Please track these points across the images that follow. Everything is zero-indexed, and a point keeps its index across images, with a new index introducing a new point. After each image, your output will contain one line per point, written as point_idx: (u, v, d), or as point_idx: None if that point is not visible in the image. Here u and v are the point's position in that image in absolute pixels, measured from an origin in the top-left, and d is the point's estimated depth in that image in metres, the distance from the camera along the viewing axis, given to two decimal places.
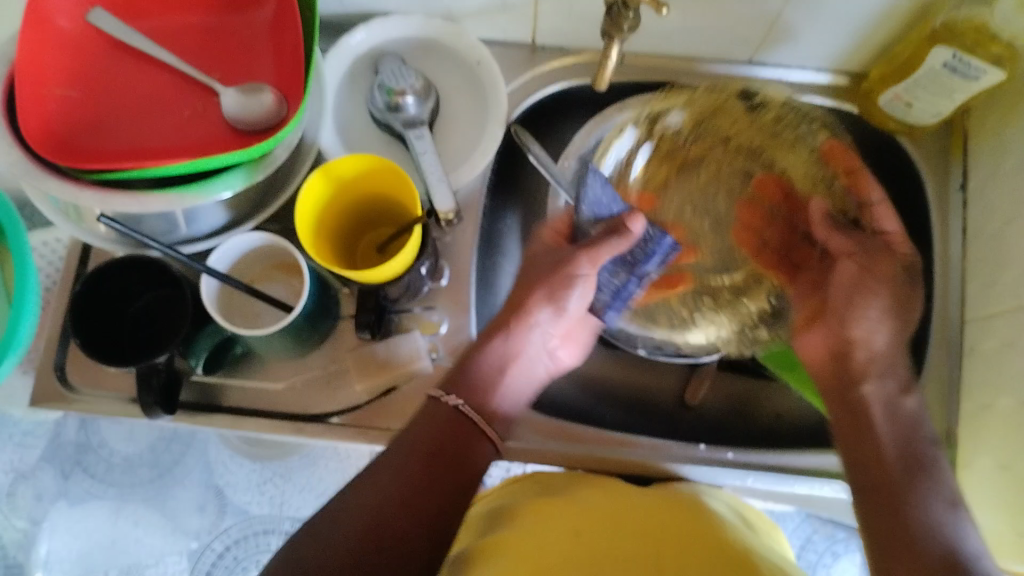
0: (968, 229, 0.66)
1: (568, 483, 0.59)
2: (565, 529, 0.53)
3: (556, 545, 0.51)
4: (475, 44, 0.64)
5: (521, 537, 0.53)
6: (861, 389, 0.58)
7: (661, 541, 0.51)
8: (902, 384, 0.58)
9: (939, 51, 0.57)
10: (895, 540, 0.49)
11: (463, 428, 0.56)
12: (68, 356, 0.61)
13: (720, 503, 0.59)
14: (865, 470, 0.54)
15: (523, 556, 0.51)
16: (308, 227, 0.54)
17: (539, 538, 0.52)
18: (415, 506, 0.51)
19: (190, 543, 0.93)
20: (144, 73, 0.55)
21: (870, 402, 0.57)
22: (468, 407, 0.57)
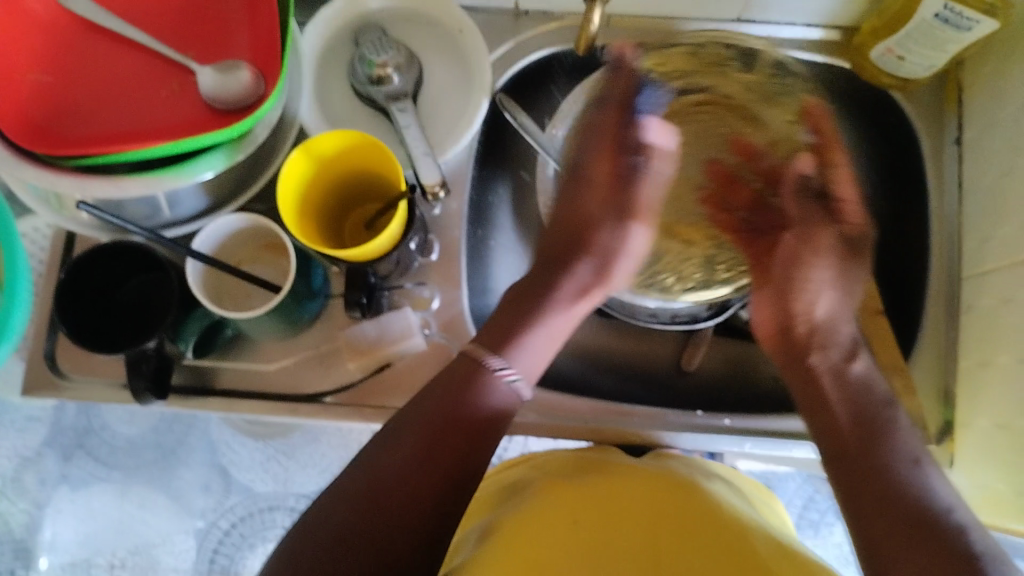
0: (963, 184, 0.64)
1: (581, 467, 0.57)
2: (563, 516, 0.52)
3: (557, 525, 0.51)
4: (457, 12, 0.63)
5: (516, 519, 0.52)
6: (809, 361, 0.56)
7: (662, 532, 0.50)
8: (846, 352, 0.56)
9: (931, 2, 0.55)
10: (885, 502, 0.46)
11: (479, 415, 0.51)
12: (57, 346, 0.60)
13: (719, 485, 0.57)
14: (828, 437, 0.51)
15: (513, 547, 0.50)
16: (290, 205, 0.53)
17: (536, 523, 0.51)
18: (434, 461, 0.49)
19: (197, 522, 0.97)
20: (121, 54, 0.53)
21: (819, 373, 0.55)
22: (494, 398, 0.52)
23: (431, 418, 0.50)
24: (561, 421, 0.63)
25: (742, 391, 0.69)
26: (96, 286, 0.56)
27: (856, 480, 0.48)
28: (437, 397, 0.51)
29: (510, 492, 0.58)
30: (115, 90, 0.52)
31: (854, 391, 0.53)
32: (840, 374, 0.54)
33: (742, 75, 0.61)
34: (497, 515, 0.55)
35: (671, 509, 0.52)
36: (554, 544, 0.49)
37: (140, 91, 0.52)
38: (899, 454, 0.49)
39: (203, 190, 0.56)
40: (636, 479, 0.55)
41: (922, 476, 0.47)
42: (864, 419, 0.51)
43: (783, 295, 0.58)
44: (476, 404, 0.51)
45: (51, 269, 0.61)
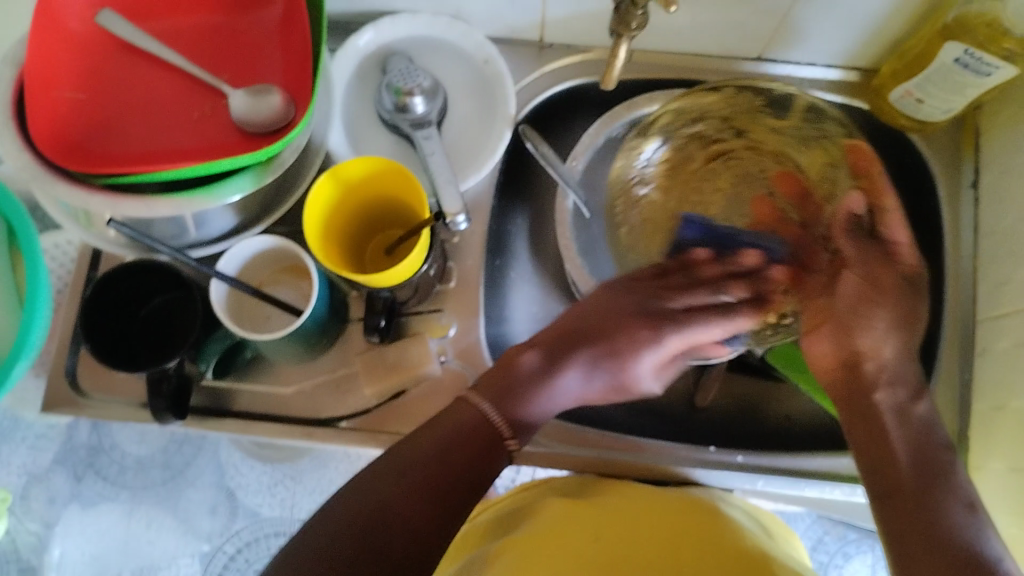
0: (980, 227, 0.64)
1: (598, 489, 0.59)
2: (585, 533, 0.52)
3: (567, 548, 0.51)
4: (483, 43, 0.64)
5: (538, 533, 0.53)
6: (873, 397, 0.55)
7: (687, 554, 0.51)
8: (913, 391, 0.55)
9: (952, 47, 0.56)
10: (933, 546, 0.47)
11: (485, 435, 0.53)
12: (79, 363, 0.61)
13: (736, 509, 0.58)
14: (879, 476, 0.52)
15: (535, 559, 0.50)
16: (315, 228, 0.54)
17: (558, 538, 0.52)
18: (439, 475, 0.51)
19: (203, 544, 0.97)
20: (155, 76, 0.54)
21: (882, 410, 0.54)
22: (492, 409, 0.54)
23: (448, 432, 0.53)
24: (575, 451, 0.63)
25: (756, 427, 0.69)
26: (120, 304, 0.56)
27: (899, 525, 0.49)
28: (448, 423, 0.53)
29: (519, 517, 0.57)
30: (148, 110, 0.53)
31: (920, 430, 0.53)
32: (903, 413, 0.54)
33: (778, 121, 0.62)
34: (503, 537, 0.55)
35: (695, 531, 0.53)
36: (563, 562, 0.50)
37: (172, 112, 0.53)
38: (956, 496, 0.49)
39: (229, 211, 0.57)
40: (657, 500, 0.56)
41: (975, 522, 0.48)
42: (922, 463, 0.51)
43: (844, 339, 0.56)
44: (489, 418, 0.54)
45: (75, 286, 0.62)
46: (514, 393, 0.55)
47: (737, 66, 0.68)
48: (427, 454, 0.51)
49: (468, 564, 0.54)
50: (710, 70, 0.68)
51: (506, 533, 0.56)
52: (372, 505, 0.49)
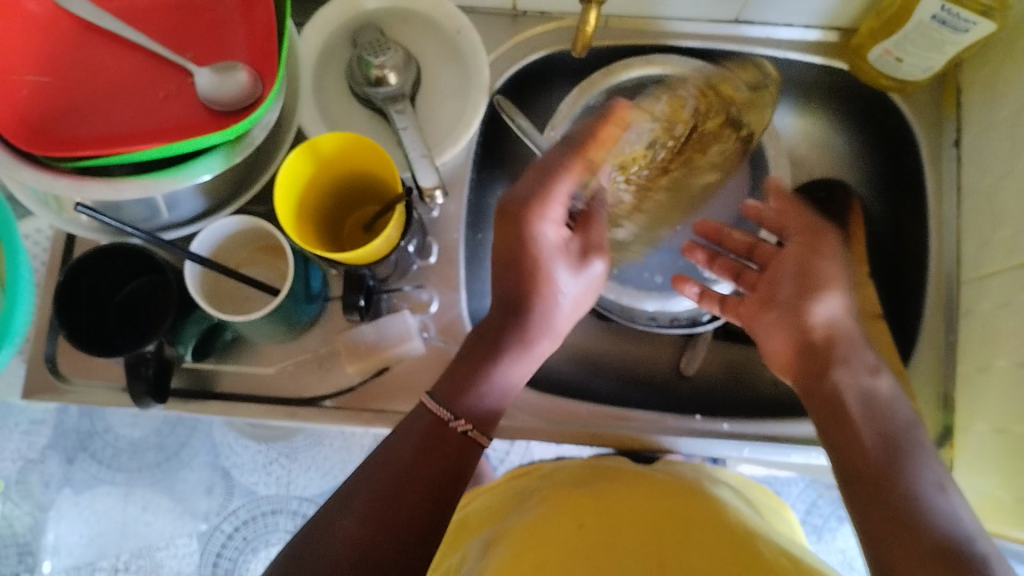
0: (962, 186, 0.64)
1: (589, 479, 0.58)
2: (569, 521, 0.52)
3: (558, 535, 0.50)
4: (456, 13, 0.63)
5: (525, 525, 0.52)
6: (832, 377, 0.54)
7: (668, 536, 0.50)
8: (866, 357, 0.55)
9: (928, 4, 0.55)
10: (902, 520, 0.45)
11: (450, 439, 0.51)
12: (57, 348, 0.61)
13: (726, 490, 0.57)
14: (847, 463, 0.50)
15: (522, 550, 0.49)
16: (288, 206, 0.54)
17: (545, 526, 0.51)
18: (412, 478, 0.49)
19: (201, 524, 0.97)
20: (119, 57, 0.53)
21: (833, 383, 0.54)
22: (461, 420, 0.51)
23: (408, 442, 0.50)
24: (561, 426, 0.63)
25: (743, 393, 0.69)
26: (93, 290, 0.56)
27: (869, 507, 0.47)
28: (402, 430, 0.51)
29: (512, 505, 0.57)
30: (114, 92, 0.52)
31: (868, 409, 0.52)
32: (859, 388, 0.54)
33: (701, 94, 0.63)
34: (496, 528, 0.55)
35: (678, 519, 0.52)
36: (553, 547, 0.49)
37: (137, 92, 0.52)
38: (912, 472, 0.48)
39: (201, 192, 0.56)
40: (645, 489, 0.55)
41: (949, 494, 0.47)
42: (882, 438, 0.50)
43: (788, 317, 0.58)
44: (443, 420, 0.51)
45: (53, 272, 0.62)
46: (472, 367, 0.53)
47: (715, 29, 0.67)
48: (385, 470, 0.49)
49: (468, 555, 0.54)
50: (686, 35, 0.67)
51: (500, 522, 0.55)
52: (331, 527, 0.47)
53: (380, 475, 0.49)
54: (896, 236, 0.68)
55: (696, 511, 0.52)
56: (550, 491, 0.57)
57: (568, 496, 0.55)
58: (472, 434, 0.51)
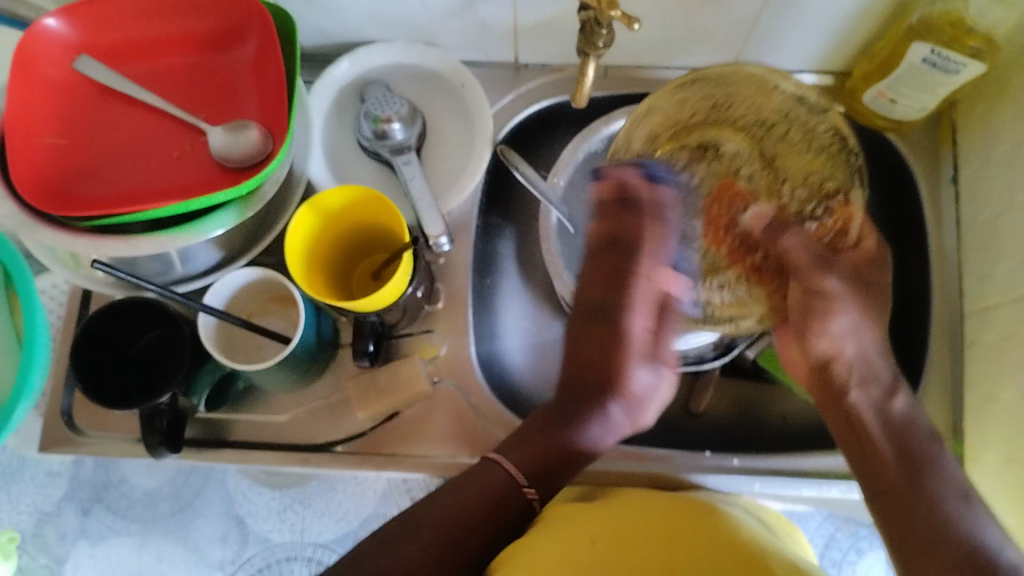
0: (962, 221, 0.65)
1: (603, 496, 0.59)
2: (580, 537, 0.53)
3: (568, 556, 0.51)
4: (458, 67, 0.65)
5: (536, 544, 0.53)
6: (849, 398, 0.57)
7: (675, 549, 0.51)
8: (888, 387, 0.56)
9: (918, 48, 0.56)
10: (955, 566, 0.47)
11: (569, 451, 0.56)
12: (73, 402, 0.62)
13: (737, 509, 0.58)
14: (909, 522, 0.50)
15: (534, 569, 0.51)
16: (297, 257, 0.55)
17: (557, 545, 0.52)
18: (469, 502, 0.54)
19: (215, 573, 0.97)
20: (135, 118, 0.56)
21: (860, 410, 0.56)
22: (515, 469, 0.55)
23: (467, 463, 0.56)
24: None
25: (752, 433, 0.69)
26: (111, 344, 0.57)
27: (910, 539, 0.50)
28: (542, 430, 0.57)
29: (523, 528, 0.58)
30: (129, 152, 0.55)
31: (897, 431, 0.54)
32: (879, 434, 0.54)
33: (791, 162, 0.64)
34: (503, 547, 0.55)
35: (682, 528, 0.53)
36: (563, 569, 0.50)
37: (152, 152, 0.55)
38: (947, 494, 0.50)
39: (214, 245, 0.58)
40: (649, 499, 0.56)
41: (974, 519, 0.49)
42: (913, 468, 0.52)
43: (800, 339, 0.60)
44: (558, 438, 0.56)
45: (70, 325, 0.63)
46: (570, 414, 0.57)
47: None
48: (450, 489, 0.55)
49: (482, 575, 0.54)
50: (683, 80, 0.69)
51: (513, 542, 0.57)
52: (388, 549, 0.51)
53: (443, 516, 0.53)
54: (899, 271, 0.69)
55: (693, 521, 0.53)
56: (557, 507, 0.57)
57: (572, 511, 0.56)
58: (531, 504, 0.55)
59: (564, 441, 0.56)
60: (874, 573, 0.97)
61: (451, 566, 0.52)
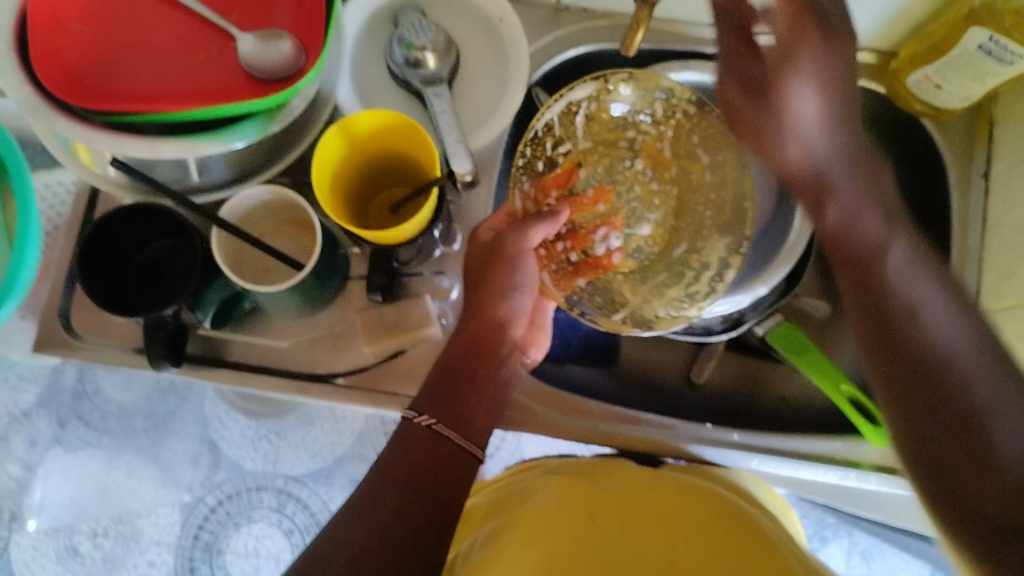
0: (989, 218, 0.64)
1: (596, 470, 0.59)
2: (580, 514, 0.53)
3: (566, 526, 0.52)
4: (499, 1, 0.62)
5: (533, 517, 0.54)
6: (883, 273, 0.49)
7: (676, 527, 0.51)
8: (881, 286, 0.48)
9: (974, 34, 0.55)
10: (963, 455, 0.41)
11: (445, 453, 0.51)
12: (73, 303, 0.60)
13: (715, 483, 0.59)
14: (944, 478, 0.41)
15: (527, 542, 0.51)
16: (322, 178, 0.53)
17: (555, 520, 0.53)
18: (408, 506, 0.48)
19: (184, 494, 0.94)
20: (161, 14, 0.53)
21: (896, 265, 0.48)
22: (443, 425, 0.52)
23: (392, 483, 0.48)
24: (571, 421, 0.63)
25: (750, 408, 0.69)
26: (119, 249, 0.55)
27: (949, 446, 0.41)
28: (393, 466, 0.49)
29: (520, 495, 0.59)
30: (153, 47, 0.52)
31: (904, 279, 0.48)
32: None
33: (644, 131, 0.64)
34: (506, 518, 0.56)
35: (685, 508, 0.53)
36: (558, 542, 0.50)
37: (177, 51, 0.52)
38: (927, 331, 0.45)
39: (235, 158, 0.56)
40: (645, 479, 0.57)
41: None
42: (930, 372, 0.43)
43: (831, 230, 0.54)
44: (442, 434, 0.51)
45: (73, 223, 0.61)
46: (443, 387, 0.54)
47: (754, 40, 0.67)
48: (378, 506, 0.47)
49: (478, 541, 0.55)
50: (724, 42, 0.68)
51: (507, 509, 0.58)
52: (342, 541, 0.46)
53: (409, 460, 0.50)
54: None
55: (696, 503, 0.53)
56: (559, 483, 0.58)
57: (571, 487, 0.56)
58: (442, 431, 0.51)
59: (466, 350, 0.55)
60: (838, 560, 0.97)
61: (424, 505, 0.48)
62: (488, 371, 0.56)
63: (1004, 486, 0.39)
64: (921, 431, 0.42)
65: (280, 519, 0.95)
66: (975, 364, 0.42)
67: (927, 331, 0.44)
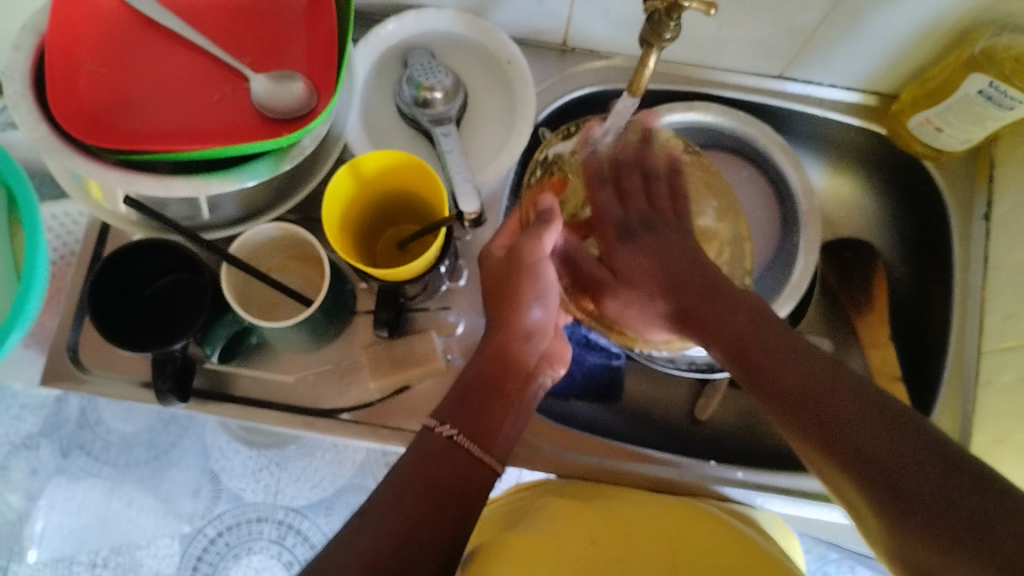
0: (990, 259, 0.64)
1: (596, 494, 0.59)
2: (581, 537, 0.52)
3: (565, 550, 0.51)
4: (507, 43, 0.63)
5: (531, 537, 0.53)
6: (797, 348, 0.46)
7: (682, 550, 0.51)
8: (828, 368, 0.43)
9: (976, 79, 0.56)
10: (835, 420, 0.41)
11: (467, 465, 0.51)
12: (81, 337, 0.60)
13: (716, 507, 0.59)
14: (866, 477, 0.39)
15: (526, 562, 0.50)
16: (333, 219, 0.54)
17: (556, 541, 0.52)
18: (422, 526, 0.47)
19: (184, 526, 0.94)
20: (177, 56, 0.54)
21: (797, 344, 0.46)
22: (465, 436, 0.52)
23: (407, 499, 0.48)
24: (574, 457, 0.63)
25: (751, 445, 0.69)
26: (129, 283, 0.56)
27: (869, 480, 0.38)
28: (407, 477, 0.49)
29: (518, 518, 0.59)
30: (167, 87, 0.53)
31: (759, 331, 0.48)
32: None
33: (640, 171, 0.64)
34: (497, 540, 0.55)
35: (689, 535, 0.52)
36: (561, 564, 0.50)
37: (192, 91, 0.53)
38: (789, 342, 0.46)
39: (245, 196, 0.56)
40: (645, 505, 0.57)
41: None
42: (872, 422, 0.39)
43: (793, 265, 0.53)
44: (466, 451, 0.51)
45: (84, 257, 0.62)
46: (470, 395, 0.54)
47: (756, 82, 0.68)
48: (391, 520, 0.46)
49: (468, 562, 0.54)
50: (728, 84, 0.69)
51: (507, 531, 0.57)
52: (354, 549, 0.45)
53: (424, 472, 0.49)
54: (921, 301, 0.69)
55: (699, 531, 0.53)
56: (557, 505, 0.57)
57: (569, 509, 0.56)
58: (463, 443, 0.51)
59: (498, 360, 0.55)
60: None
61: (442, 519, 0.48)
62: (513, 387, 0.56)
63: (909, 467, 0.37)
64: (790, 411, 0.43)
65: (280, 551, 0.94)
66: (848, 390, 0.41)
67: (787, 370, 0.44)
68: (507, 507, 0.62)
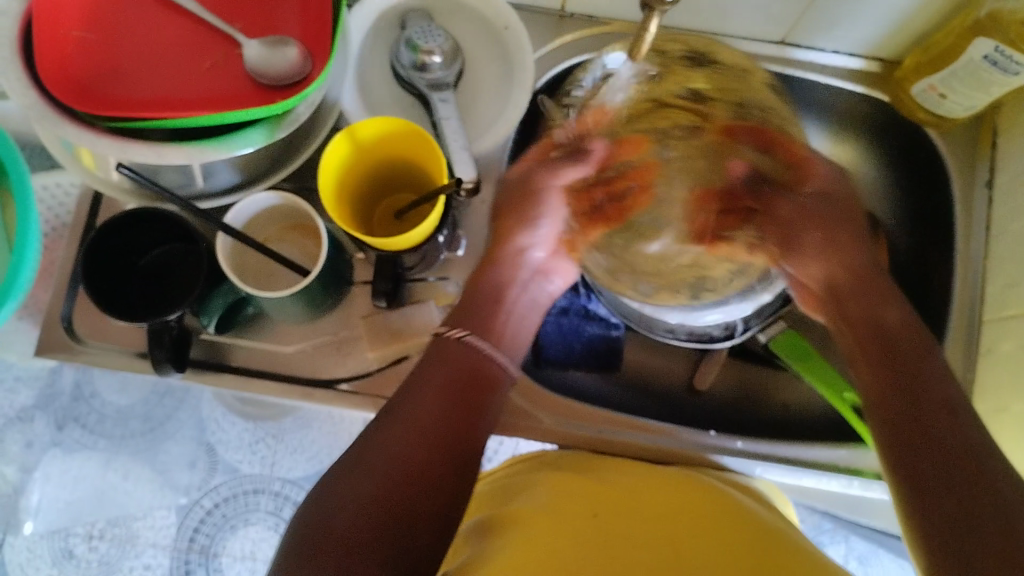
0: (992, 226, 0.64)
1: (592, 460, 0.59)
2: (584, 510, 0.53)
3: (570, 526, 0.52)
4: (504, 8, 0.63)
5: (534, 510, 0.53)
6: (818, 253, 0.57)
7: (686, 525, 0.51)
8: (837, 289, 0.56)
9: (982, 43, 0.55)
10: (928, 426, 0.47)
11: (459, 409, 0.52)
12: (74, 308, 0.59)
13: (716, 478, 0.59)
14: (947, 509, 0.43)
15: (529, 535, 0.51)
16: (328, 186, 0.53)
17: (560, 516, 0.53)
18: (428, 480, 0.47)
19: (180, 498, 0.94)
20: (168, 22, 0.53)
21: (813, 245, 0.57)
22: (452, 377, 0.53)
23: (413, 447, 0.48)
24: (574, 427, 0.63)
25: (750, 414, 0.69)
26: (121, 252, 0.55)
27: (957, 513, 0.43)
28: (409, 427, 0.49)
29: (509, 490, 0.58)
30: (159, 54, 0.52)
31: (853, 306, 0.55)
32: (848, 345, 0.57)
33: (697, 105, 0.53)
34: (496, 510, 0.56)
35: (695, 509, 0.53)
36: (565, 541, 0.50)
37: (184, 58, 0.52)
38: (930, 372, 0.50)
39: (239, 164, 0.55)
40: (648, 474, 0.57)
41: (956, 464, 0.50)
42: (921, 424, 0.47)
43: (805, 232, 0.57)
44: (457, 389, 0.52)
45: (76, 227, 0.61)
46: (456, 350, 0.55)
47: (758, 49, 0.67)
48: (396, 472, 0.46)
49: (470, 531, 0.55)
50: None
51: (501, 501, 0.57)
52: (361, 503, 0.45)
53: (425, 419, 0.50)
54: (922, 268, 0.69)
55: (701, 504, 0.53)
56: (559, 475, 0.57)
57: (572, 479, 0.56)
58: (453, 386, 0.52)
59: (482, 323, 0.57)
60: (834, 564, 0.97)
61: (446, 474, 0.48)
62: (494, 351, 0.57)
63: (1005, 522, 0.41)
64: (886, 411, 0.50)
65: (277, 523, 0.94)
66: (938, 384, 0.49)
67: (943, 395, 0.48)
68: (493, 480, 0.61)
